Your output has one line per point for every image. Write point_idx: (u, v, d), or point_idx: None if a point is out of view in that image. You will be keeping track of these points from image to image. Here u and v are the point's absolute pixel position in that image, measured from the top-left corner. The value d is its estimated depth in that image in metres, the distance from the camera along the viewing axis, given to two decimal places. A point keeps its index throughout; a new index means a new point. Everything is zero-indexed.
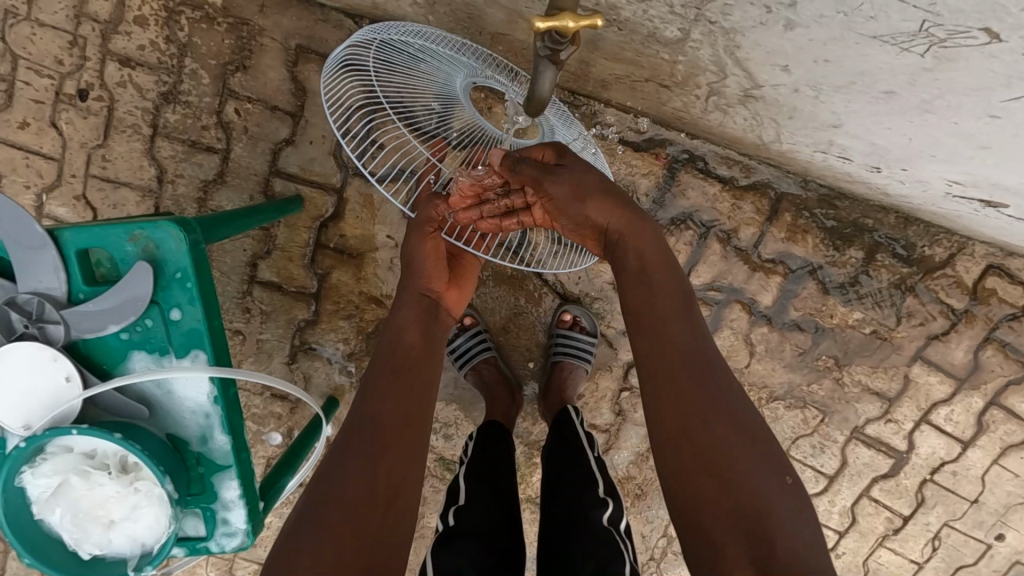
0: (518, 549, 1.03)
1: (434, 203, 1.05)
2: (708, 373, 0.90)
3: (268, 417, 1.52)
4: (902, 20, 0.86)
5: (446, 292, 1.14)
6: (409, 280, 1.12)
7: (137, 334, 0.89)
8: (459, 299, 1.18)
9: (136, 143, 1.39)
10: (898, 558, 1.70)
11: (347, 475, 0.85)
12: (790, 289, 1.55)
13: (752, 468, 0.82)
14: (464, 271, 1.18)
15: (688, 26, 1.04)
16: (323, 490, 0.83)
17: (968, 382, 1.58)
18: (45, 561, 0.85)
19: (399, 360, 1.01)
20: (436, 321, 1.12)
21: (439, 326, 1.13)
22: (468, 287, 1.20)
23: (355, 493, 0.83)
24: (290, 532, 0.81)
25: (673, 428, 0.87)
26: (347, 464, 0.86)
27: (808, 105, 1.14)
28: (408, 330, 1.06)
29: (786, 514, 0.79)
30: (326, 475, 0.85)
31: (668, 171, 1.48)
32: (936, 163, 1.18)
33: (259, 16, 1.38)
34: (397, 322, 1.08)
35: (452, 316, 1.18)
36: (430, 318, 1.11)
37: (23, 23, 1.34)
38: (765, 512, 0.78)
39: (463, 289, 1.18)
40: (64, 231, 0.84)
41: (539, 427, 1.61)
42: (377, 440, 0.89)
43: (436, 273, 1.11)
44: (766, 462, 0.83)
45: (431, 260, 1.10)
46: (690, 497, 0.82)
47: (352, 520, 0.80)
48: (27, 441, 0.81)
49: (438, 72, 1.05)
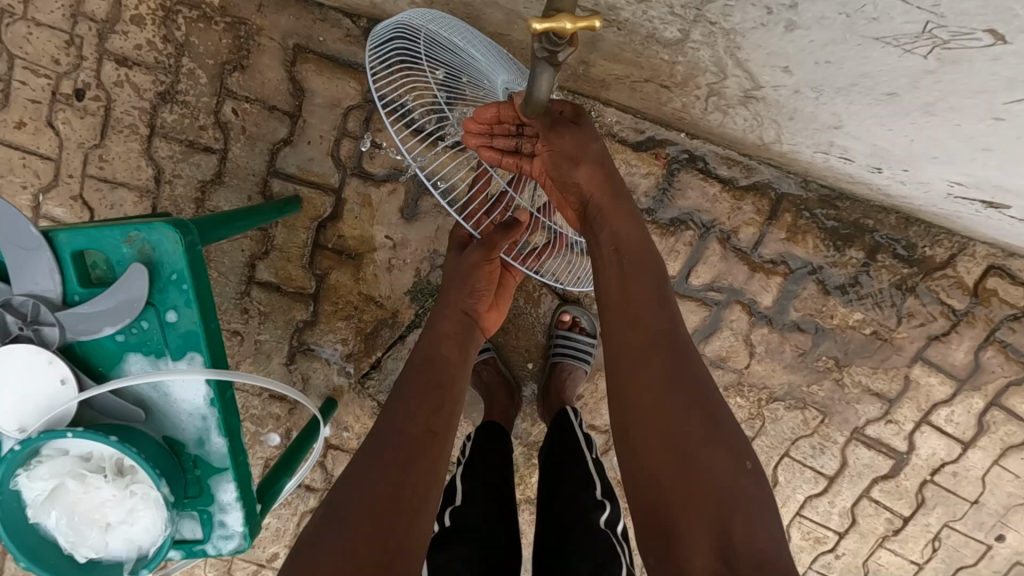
0: (515, 551, 1.03)
1: (504, 233, 1.13)
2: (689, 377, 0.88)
3: (267, 418, 1.52)
4: (905, 22, 0.85)
5: (486, 314, 1.18)
6: (452, 295, 1.14)
7: (133, 336, 0.88)
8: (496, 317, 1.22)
9: (134, 143, 1.38)
10: (898, 559, 1.69)
11: (366, 483, 0.84)
12: (791, 290, 1.54)
13: (723, 472, 0.80)
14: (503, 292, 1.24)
15: (688, 27, 1.03)
16: (343, 494, 0.83)
17: (970, 382, 1.57)
18: (39, 564, 0.85)
19: (432, 369, 1.03)
20: (473, 337, 1.14)
21: (476, 343, 1.15)
22: (504, 302, 1.24)
23: (368, 500, 0.82)
24: (306, 539, 0.79)
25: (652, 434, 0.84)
26: (369, 470, 0.86)
27: (808, 105, 1.13)
28: (447, 341, 1.09)
29: (753, 520, 0.76)
30: (346, 485, 0.84)
31: (667, 171, 1.48)
32: (937, 163, 1.17)
33: (257, 15, 1.37)
34: (434, 337, 1.09)
35: (485, 334, 1.21)
36: (468, 334, 1.13)
37: (20, 22, 1.33)
38: (735, 520, 0.76)
39: (500, 307, 1.23)
40: (59, 233, 0.83)
41: (538, 428, 1.60)
42: (400, 450, 0.89)
43: (485, 294, 1.16)
44: (737, 467, 0.81)
45: (485, 278, 1.15)
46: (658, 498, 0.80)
47: (361, 523, 0.79)
48: (23, 444, 0.81)
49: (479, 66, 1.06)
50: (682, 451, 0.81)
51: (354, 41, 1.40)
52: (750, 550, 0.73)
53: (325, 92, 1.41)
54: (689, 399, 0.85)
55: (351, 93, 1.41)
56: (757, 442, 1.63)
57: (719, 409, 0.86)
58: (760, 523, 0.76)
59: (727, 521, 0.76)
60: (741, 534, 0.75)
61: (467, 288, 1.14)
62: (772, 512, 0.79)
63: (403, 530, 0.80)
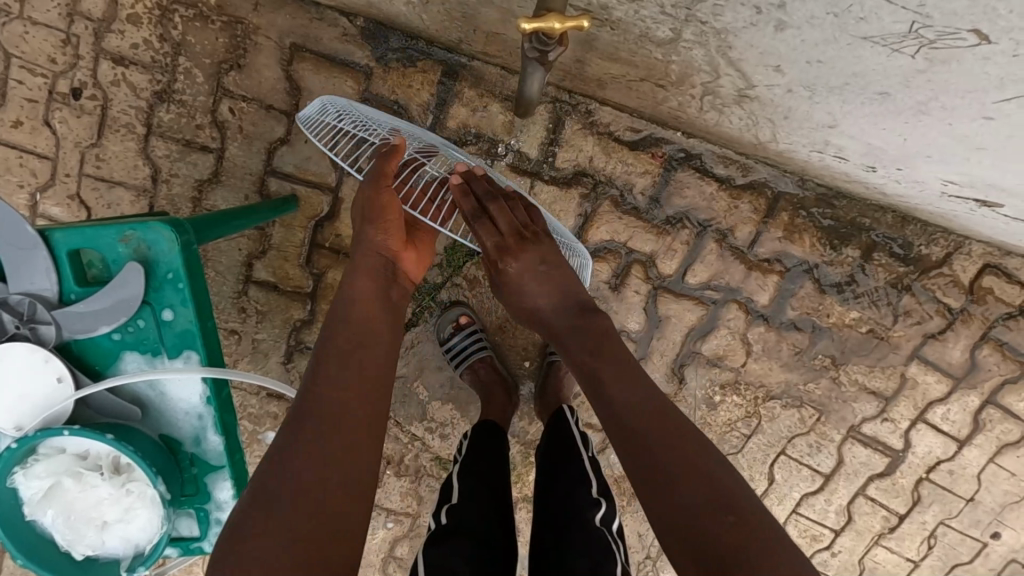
0: (511, 548, 1.03)
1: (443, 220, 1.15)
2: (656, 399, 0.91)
3: (264, 416, 1.52)
4: (893, 21, 0.85)
5: (404, 253, 1.06)
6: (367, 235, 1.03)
7: (129, 335, 0.88)
8: (418, 261, 1.11)
9: (131, 143, 1.38)
10: (895, 557, 1.70)
11: (299, 462, 0.79)
12: (788, 289, 1.55)
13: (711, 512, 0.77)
14: (422, 238, 1.14)
15: (681, 26, 1.03)
16: (277, 476, 0.78)
17: (965, 381, 1.58)
18: (36, 562, 0.85)
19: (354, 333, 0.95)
20: (391, 285, 1.05)
21: (397, 289, 1.06)
22: (427, 245, 1.15)
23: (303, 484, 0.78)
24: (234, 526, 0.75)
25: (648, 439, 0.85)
26: (303, 456, 0.80)
27: (802, 104, 1.13)
28: (363, 289, 1.00)
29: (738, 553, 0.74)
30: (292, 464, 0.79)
31: (664, 170, 1.48)
32: (931, 163, 1.18)
33: (254, 14, 1.37)
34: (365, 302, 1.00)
35: (412, 280, 1.11)
36: (386, 280, 1.04)
37: (15, 21, 1.33)
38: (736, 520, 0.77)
39: (421, 252, 1.12)
40: (55, 232, 0.84)
41: (535, 427, 1.61)
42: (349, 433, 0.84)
43: (394, 229, 1.02)
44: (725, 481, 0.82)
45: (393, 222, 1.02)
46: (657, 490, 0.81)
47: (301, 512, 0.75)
48: (19, 442, 0.81)
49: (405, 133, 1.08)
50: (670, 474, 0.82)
51: (351, 40, 1.40)
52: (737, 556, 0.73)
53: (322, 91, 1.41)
54: (688, 432, 0.86)
55: (347, 92, 1.41)
56: (754, 440, 1.64)
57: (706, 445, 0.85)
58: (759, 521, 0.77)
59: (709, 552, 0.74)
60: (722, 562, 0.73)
61: (375, 223, 1.01)
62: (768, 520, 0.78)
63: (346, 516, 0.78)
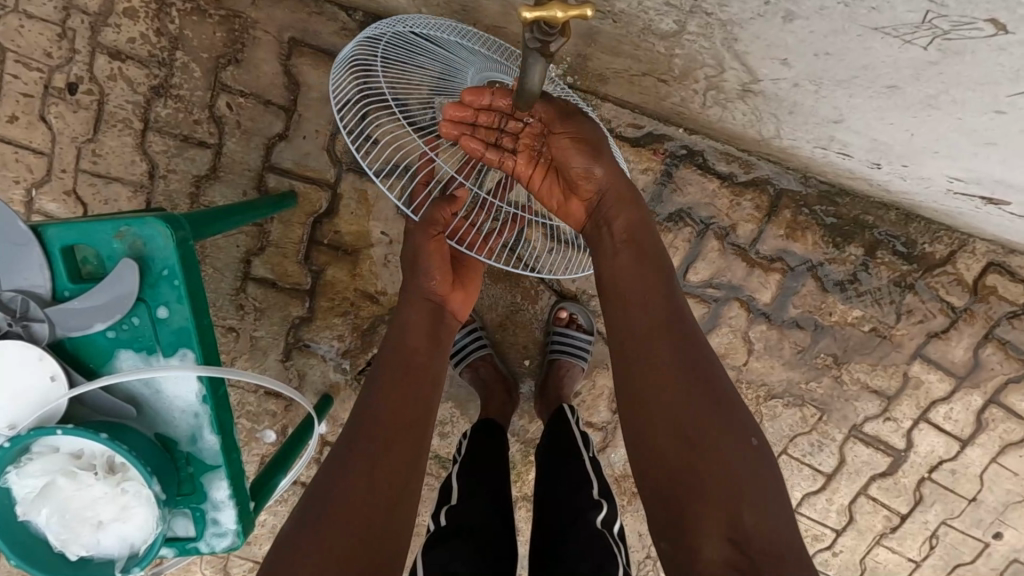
0: (511, 552, 1.01)
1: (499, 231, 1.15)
2: (691, 358, 0.89)
3: (262, 414, 1.51)
4: (906, 11, 0.83)
5: (452, 295, 1.13)
6: (411, 280, 1.11)
7: (125, 332, 0.87)
8: (464, 300, 1.17)
9: (127, 138, 1.37)
10: (897, 556, 1.69)
11: (344, 483, 0.84)
12: (790, 287, 1.53)
13: (739, 468, 0.80)
14: (468, 271, 1.18)
15: (685, 18, 1.02)
16: (321, 490, 0.84)
17: (969, 380, 1.57)
18: (29, 561, 0.84)
19: (402, 360, 1.02)
20: (442, 321, 1.12)
21: (447, 327, 1.13)
22: (476, 284, 1.19)
23: (350, 499, 0.82)
24: (284, 548, 0.78)
25: (659, 421, 0.86)
26: (346, 474, 0.85)
27: (808, 99, 1.12)
28: (412, 327, 1.07)
29: (762, 498, 0.78)
30: (332, 491, 0.83)
31: (665, 167, 1.47)
32: (938, 158, 1.17)
33: (251, 8, 1.36)
34: (397, 337, 1.06)
35: (458, 317, 1.17)
36: (436, 319, 1.11)
37: (11, 15, 1.32)
38: (746, 508, 0.76)
39: (469, 290, 1.17)
40: (49, 228, 0.83)
41: (535, 425, 1.60)
42: (377, 439, 0.90)
43: (440, 274, 1.10)
44: (750, 454, 0.82)
45: (435, 261, 1.08)
46: (671, 479, 0.82)
47: (343, 520, 0.80)
48: (12, 441, 0.80)
49: (433, 66, 1.03)
50: (697, 435, 0.82)
51: (349, 35, 1.39)
52: (756, 546, 0.73)
53: (320, 87, 1.40)
54: (729, 410, 0.85)
55: None
56: None
57: (723, 382, 0.88)
58: (772, 508, 0.77)
59: (734, 511, 0.76)
60: (746, 521, 0.75)
61: (423, 271, 1.09)
62: (782, 502, 0.79)
63: (385, 521, 0.83)
